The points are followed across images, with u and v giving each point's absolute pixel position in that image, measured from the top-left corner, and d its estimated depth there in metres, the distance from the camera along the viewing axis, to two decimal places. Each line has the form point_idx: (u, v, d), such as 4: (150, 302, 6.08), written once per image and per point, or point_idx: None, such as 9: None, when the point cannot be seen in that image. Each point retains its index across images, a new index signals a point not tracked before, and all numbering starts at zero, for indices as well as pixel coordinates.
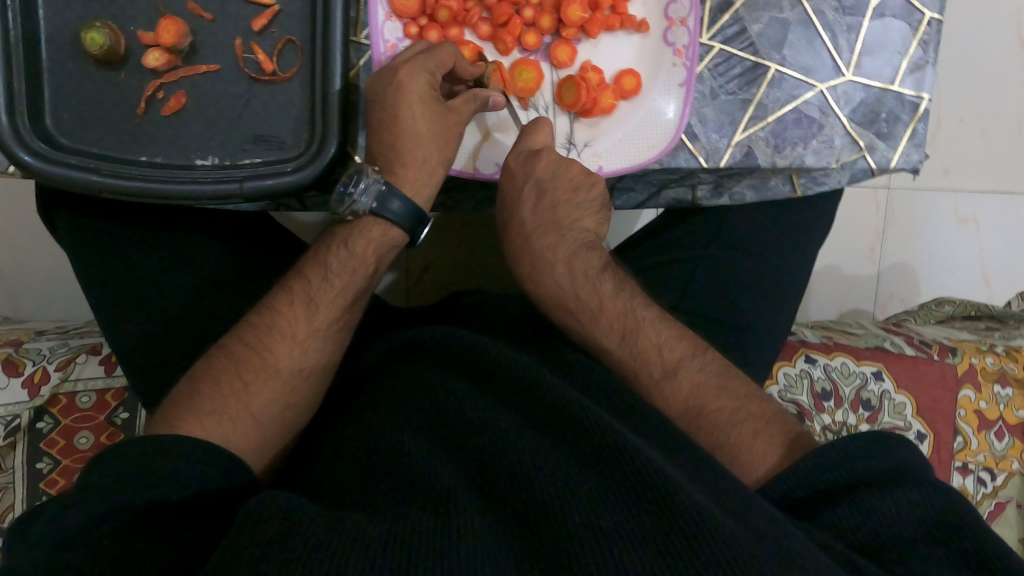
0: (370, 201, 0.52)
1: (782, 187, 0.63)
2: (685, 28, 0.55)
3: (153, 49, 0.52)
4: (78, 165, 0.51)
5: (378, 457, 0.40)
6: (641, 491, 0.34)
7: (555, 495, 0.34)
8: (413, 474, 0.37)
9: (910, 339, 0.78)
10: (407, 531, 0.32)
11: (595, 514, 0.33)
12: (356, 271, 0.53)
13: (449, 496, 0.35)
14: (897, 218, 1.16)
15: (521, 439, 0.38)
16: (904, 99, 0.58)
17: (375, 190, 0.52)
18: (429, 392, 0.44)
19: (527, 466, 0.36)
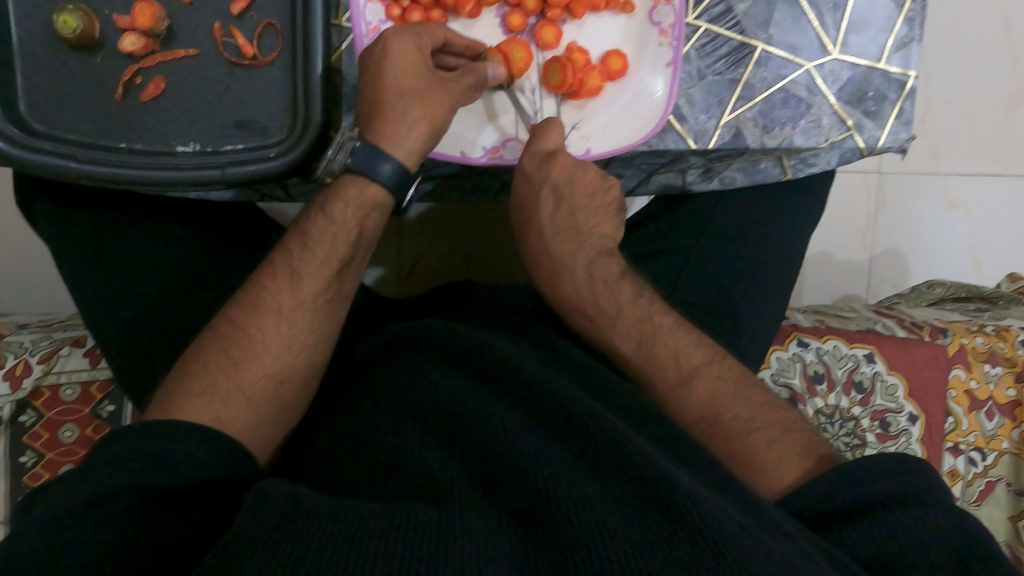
0: (342, 155, 0.50)
1: (772, 170, 0.62)
2: (671, 7, 0.54)
3: (129, 33, 0.51)
4: (56, 152, 0.51)
5: (377, 449, 0.39)
6: (648, 494, 0.33)
7: (561, 494, 0.33)
8: (415, 471, 0.36)
9: (901, 321, 0.78)
10: (412, 528, 0.32)
11: (602, 513, 0.32)
12: (338, 236, 0.50)
13: (450, 494, 0.34)
14: (888, 202, 1.16)
15: (525, 436, 0.37)
16: (891, 77, 0.58)
17: (349, 147, 0.50)
18: (428, 385, 0.43)
19: (531, 465, 0.35)
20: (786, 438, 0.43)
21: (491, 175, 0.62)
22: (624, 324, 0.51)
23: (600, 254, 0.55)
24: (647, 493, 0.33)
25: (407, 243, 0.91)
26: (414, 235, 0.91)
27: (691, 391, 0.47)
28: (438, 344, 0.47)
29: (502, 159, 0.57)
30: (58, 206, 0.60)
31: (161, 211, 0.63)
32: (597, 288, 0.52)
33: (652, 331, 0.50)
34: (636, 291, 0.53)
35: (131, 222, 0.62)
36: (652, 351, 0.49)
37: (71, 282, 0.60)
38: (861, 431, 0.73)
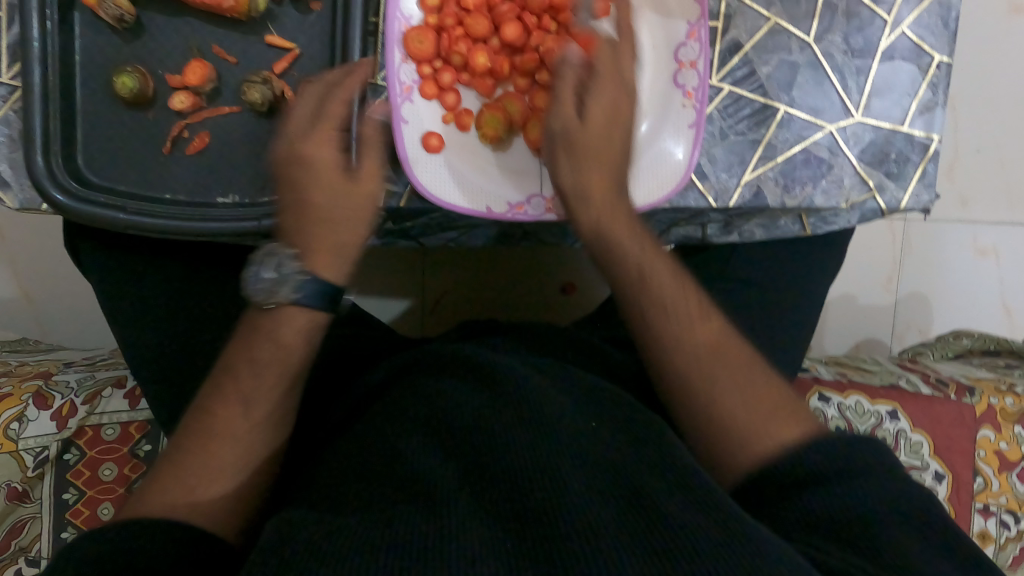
0: (288, 289, 0.46)
1: (791, 227, 0.63)
2: (695, 71, 0.55)
3: (179, 92, 0.55)
4: (107, 203, 0.53)
5: (377, 460, 0.40)
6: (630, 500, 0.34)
7: (548, 497, 0.34)
8: (410, 477, 0.37)
9: (926, 377, 0.77)
10: (403, 531, 0.33)
11: (587, 515, 0.33)
12: (286, 362, 0.46)
13: (441, 497, 0.35)
14: (914, 248, 1.15)
15: (516, 439, 0.38)
16: (914, 140, 0.58)
17: (291, 277, 0.47)
18: (427, 399, 0.44)
19: (522, 469, 0.36)
20: None
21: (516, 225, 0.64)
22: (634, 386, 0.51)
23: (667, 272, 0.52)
24: (630, 503, 0.34)
25: (431, 281, 0.93)
26: (438, 274, 0.93)
27: None
28: (443, 362, 0.49)
29: (527, 215, 0.57)
30: (102, 249, 0.63)
31: (199, 257, 0.66)
32: None
33: None
34: None
35: (175, 274, 0.65)
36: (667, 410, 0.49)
37: (117, 329, 0.64)
38: None
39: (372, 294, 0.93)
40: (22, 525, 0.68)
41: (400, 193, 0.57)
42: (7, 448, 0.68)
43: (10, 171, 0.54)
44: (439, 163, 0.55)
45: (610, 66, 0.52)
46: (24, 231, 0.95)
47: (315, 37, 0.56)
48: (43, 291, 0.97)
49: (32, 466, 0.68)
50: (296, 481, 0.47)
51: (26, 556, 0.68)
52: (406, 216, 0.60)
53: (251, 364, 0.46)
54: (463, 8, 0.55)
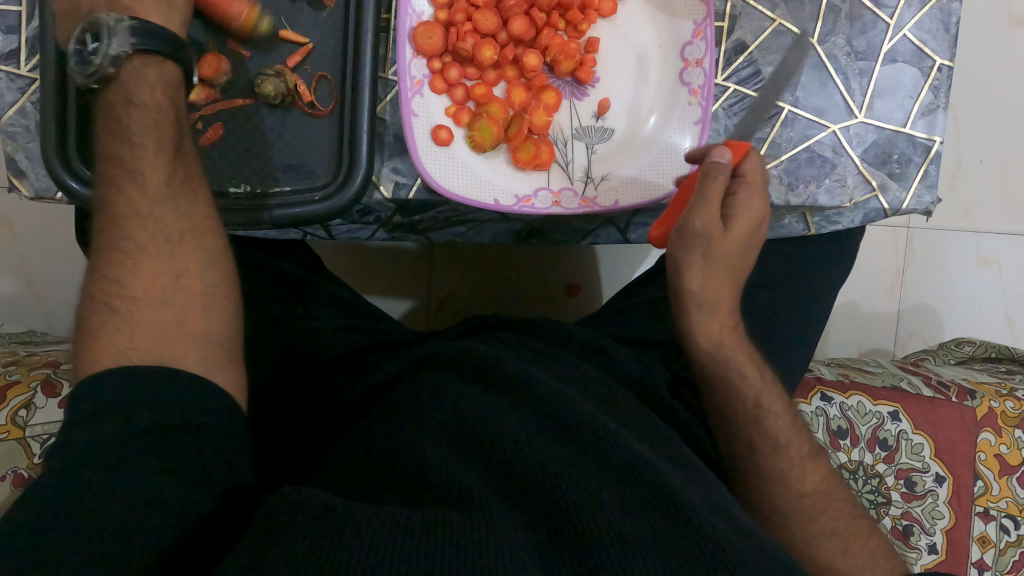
0: (118, 39, 0.48)
1: (796, 225, 0.63)
2: (701, 69, 0.55)
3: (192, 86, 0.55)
4: None
5: (400, 455, 0.41)
6: (658, 513, 0.36)
7: (579, 506, 0.36)
8: (438, 479, 0.38)
9: (927, 380, 0.78)
10: (438, 531, 0.34)
11: (615, 527, 0.35)
12: (158, 119, 0.49)
13: (474, 501, 0.36)
14: (917, 256, 1.16)
15: (545, 449, 0.40)
16: (916, 142, 0.59)
17: (120, 28, 0.48)
18: (444, 400, 0.45)
19: (552, 479, 0.38)
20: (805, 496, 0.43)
21: (522, 222, 0.64)
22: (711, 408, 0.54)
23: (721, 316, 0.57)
24: (658, 515, 0.36)
25: (437, 279, 0.95)
26: (444, 270, 0.95)
27: None
28: (451, 355, 0.50)
29: (533, 208, 0.57)
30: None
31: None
32: None
33: None
34: None
35: None
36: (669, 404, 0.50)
37: None
38: (885, 488, 0.72)
39: (377, 289, 0.94)
40: None
41: (409, 184, 0.57)
42: (15, 435, 0.68)
43: (28, 161, 0.55)
44: (448, 156, 0.56)
45: (761, 180, 0.53)
46: (36, 224, 0.96)
47: (328, 34, 0.57)
48: (56, 284, 0.97)
49: (39, 454, 0.68)
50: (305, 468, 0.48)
51: None
52: (414, 210, 0.60)
53: (128, 139, 0.48)
54: (472, 4, 0.55)
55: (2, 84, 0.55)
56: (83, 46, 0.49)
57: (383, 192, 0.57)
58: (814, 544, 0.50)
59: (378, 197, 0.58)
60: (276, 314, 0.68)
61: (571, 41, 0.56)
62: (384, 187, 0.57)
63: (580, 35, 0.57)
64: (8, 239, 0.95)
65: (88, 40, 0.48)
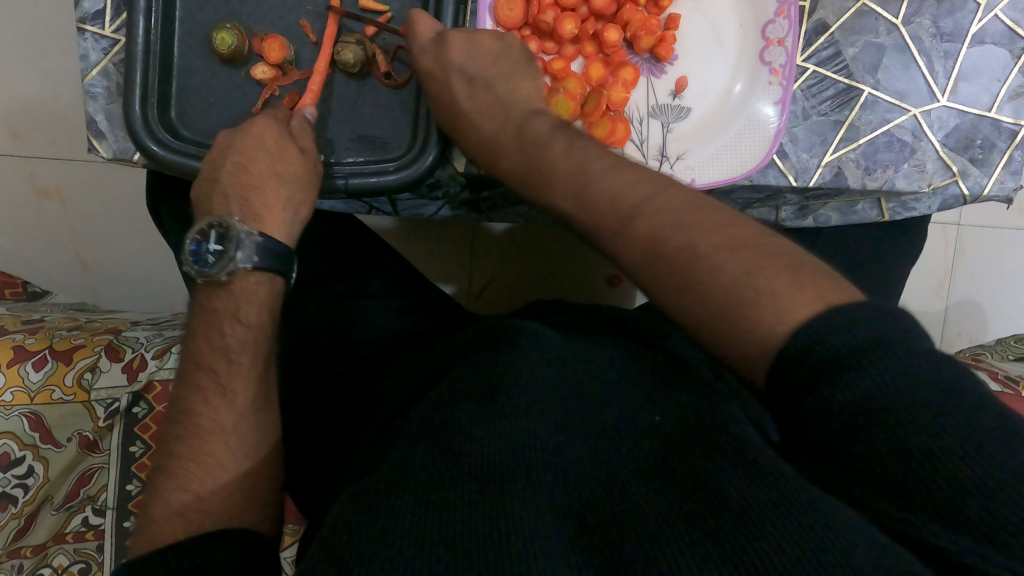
0: (247, 254, 0.51)
1: (869, 211, 0.62)
2: (783, 48, 0.54)
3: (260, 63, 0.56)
4: (200, 156, 0.56)
5: (427, 433, 0.38)
6: (716, 503, 0.31)
7: (625, 505, 0.32)
8: (463, 452, 0.35)
9: (995, 374, 0.75)
10: (458, 521, 0.31)
11: (663, 524, 0.30)
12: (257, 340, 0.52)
13: (502, 481, 0.33)
14: (967, 255, 1.14)
15: (589, 444, 0.36)
16: (1001, 126, 0.58)
17: (250, 242, 0.52)
18: (485, 371, 0.41)
19: (597, 471, 0.34)
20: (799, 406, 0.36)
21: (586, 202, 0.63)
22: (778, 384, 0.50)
23: None
24: (712, 503, 0.31)
25: (481, 260, 0.95)
26: (488, 251, 0.95)
27: None
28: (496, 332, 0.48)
29: None
30: (181, 210, 0.66)
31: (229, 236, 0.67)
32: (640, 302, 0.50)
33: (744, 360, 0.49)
34: None
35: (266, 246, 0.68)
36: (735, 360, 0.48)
37: None
38: None
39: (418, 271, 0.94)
40: (91, 474, 0.70)
41: None
42: (80, 397, 0.69)
43: (107, 122, 0.56)
44: None
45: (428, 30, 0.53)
46: (86, 196, 0.97)
47: (407, 4, 0.57)
48: (107, 256, 0.99)
49: (103, 417, 0.70)
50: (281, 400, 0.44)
51: (93, 505, 0.71)
52: (485, 185, 0.60)
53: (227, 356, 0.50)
54: None
55: (87, 45, 0.55)
56: (200, 245, 0.52)
57: (457, 165, 0.58)
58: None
59: (452, 170, 0.58)
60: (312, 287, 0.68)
61: (651, 17, 0.54)
62: (459, 161, 0.57)
63: (661, 11, 0.55)
64: (59, 210, 0.97)
65: (211, 244, 0.51)
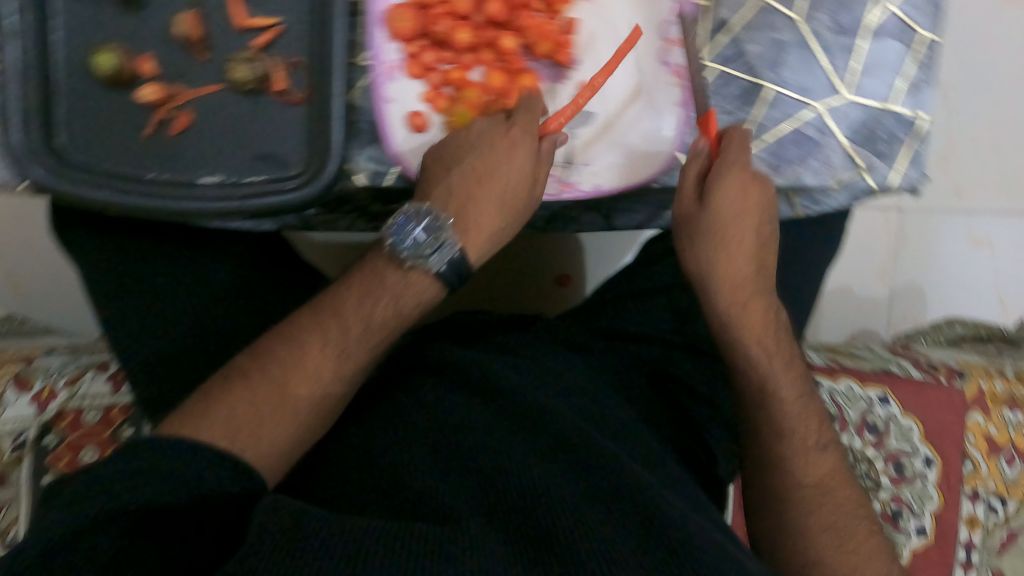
0: (440, 261, 0.52)
1: (782, 209, 0.62)
2: (682, 49, 0.55)
3: (148, 84, 0.54)
4: (88, 182, 0.53)
5: (395, 479, 0.44)
6: (646, 541, 0.40)
7: (566, 532, 0.39)
8: (429, 495, 0.42)
9: (917, 362, 0.78)
10: (421, 542, 0.37)
11: (598, 552, 0.38)
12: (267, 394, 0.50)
13: (461, 518, 0.40)
14: (909, 240, 1.15)
15: (542, 478, 0.43)
16: (901, 119, 0.58)
17: (448, 253, 0.53)
18: (456, 425, 0.48)
19: (546, 499, 0.41)
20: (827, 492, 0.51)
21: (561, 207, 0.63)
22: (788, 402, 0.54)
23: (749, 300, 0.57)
24: (648, 545, 0.40)
25: None
26: None
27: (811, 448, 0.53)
28: (446, 366, 0.56)
29: None
30: (109, 231, 0.60)
31: (145, 235, 0.61)
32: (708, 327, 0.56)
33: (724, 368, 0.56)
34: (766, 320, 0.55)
35: (203, 256, 0.63)
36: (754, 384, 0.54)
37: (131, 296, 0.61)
38: (874, 473, 0.74)
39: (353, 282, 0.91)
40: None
41: (386, 172, 0.56)
42: None
43: None
44: (426, 141, 0.55)
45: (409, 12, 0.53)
46: None
47: (299, 18, 0.55)
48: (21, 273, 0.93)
49: (10, 450, 0.69)
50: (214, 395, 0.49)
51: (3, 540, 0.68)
52: (393, 197, 0.59)
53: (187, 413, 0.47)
54: None
55: None
56: (404, 226, 0.52)
57: (359, 180, 0.56)
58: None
59: (354, 185, 0.56)
60: (238, 295, 0.65)
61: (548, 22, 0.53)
62: (361, 176, 0.56)
63: (557, 15, 0.55)
64: None
65: (417, 230, 0.52)
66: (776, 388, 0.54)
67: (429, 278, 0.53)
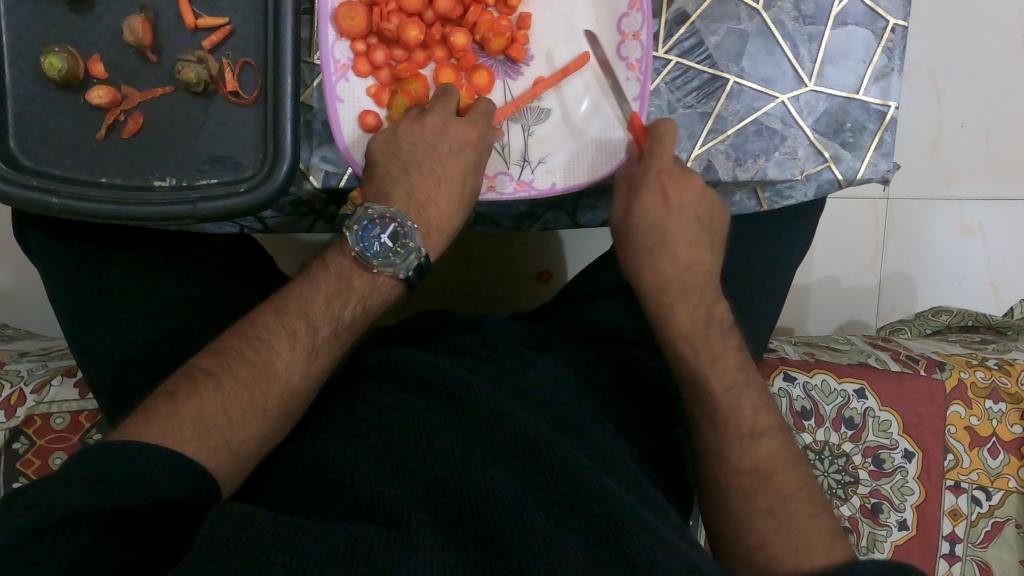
0: (406, 266, 0.52)
1: (748, 202, 0.61)
2: (638, 42, 0.53)
3: (97, 86, 0.53)
4: (39, 187, 0.53)
5: (334, 482, 0.42)
6: (595, 529, 0.37)
7: (510, 526, 0.37)
8: (372, 496, 0.40)
9: (896, 354, 0.77)
10: (366, 544, 0.35)
11: (547, 543, 0.36)
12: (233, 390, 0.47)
13: (404, 519, 0.37)
14: (898, 228, 1.13)
15: (487, 469, 0.41)
16: (869, 108, 0.57)
17: (414, 258, 0.52)
18: (401, 419, 0.46)
19: (492, 491, 0.39)
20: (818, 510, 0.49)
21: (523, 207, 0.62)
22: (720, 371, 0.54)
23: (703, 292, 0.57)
24: (595, 532, 0.37)
25: None
26: None
27: (756, 445, 0.52)
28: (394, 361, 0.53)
29: None
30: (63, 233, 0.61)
31: (104, 236, 0.62)
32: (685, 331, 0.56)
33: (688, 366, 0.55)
34: (714, 329, 0.56)
35: (156, 256, 0.64)
36: (726, 405, 0.53)
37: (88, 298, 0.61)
38: (852, 468, 0.72)
39: None
40: None
41: (340, 173, 0.55)
42: None
43: None
44: None
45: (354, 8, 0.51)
46: None
47: (249, 16, 0.54)
48: None
49: None
50: (158, 411, 0.44)
51: None
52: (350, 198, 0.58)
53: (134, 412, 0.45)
54: None
55: None
56: (367, 232, 0.51)
57: (313, 182, 0.55)
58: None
59: (309, 187, 0.55)
60: (196, 297, 0.64)
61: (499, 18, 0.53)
62: (314, 177, 0.55)
63: (511, 11, 0.54)
64: None
65: (384, 235, 0.51)
66: (733, 390, 0.54)
67: (395, 280, 0.53)
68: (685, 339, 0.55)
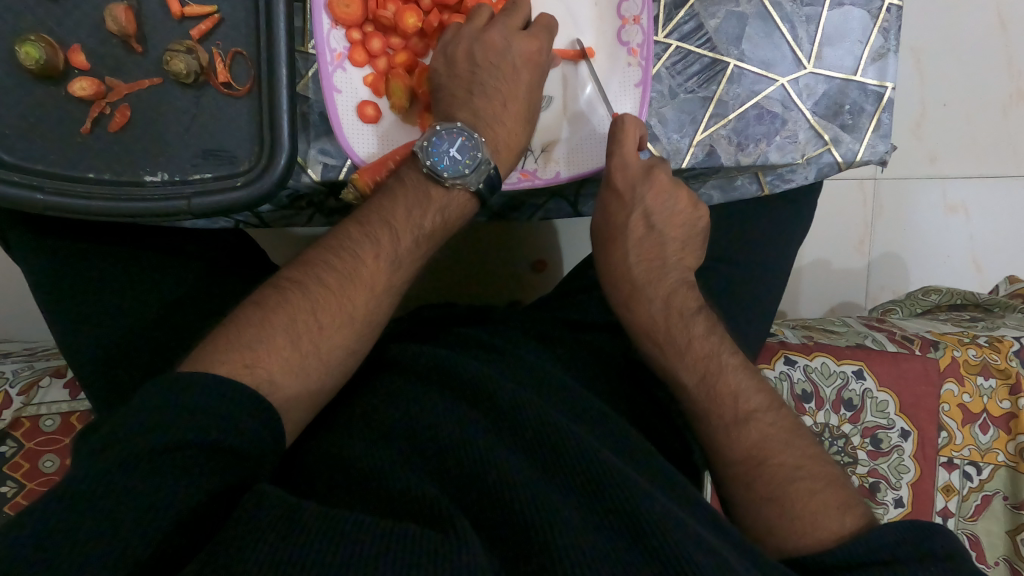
0: (479, 179, 0.50)
1: (749, 186, 0.62)
2: (638, 27, 0.53)
3: (80, 78, 0.51)
4: (21, 182, 0.51)
5: (360, 480, 0.40)
6: (625, 531, 0.37)
7: (546, 525, 0.36)
8: (404, 493, 0.38)
9: (892, 335, 0.78)
10: (412, 539, 0.33)
11: (579, 545, 0.36)
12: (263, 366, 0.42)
13: (444, 516, 0.36)
14: (885, 208, 1.15)
15: (517, 466, 0.40)
16: (868, 89, 0.57)
17: (484, 171, 0.50)
18: (421, 415, 0.44)
19: (524, 489, 0.38)
20: (825, 486, 0.47)
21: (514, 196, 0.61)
22: (690, 357, 0.53)
23: (681, 285, 0.58)
24: (627, 533, 0.37)
25: None
26: None
27: (743, 429, 0.50)
28: (407, 359, 0.52)
29: None
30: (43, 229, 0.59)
31: (96, 235, 0.61)
32: (682, 319, 0.55)
33: (688, 352, 0.54)
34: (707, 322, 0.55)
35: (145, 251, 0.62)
36: (718, 388, 0.51)
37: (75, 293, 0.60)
38: (851, 448, 0.74)
39: None
40: None
41: (339, 166, 0.54)
42: None
43: None
44: (377, 132, 0.54)
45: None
46: None
47: (238, 5, 0.53)
48: None
49: None
50: None
51: None
52: None
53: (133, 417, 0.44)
54: None
55: None
56: (439, 144, 0.49)
57: (311, 175, 0.54)
58: (778, 480, 0.47)
59: (307, 180, 0.54)
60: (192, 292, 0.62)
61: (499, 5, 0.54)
62: (312, 170, 0.54)
63: None
64: None
65: (454, 148, 0.50)
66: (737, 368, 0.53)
67: (468, 195, 0.51)
68: (676, 320, 0.55)
